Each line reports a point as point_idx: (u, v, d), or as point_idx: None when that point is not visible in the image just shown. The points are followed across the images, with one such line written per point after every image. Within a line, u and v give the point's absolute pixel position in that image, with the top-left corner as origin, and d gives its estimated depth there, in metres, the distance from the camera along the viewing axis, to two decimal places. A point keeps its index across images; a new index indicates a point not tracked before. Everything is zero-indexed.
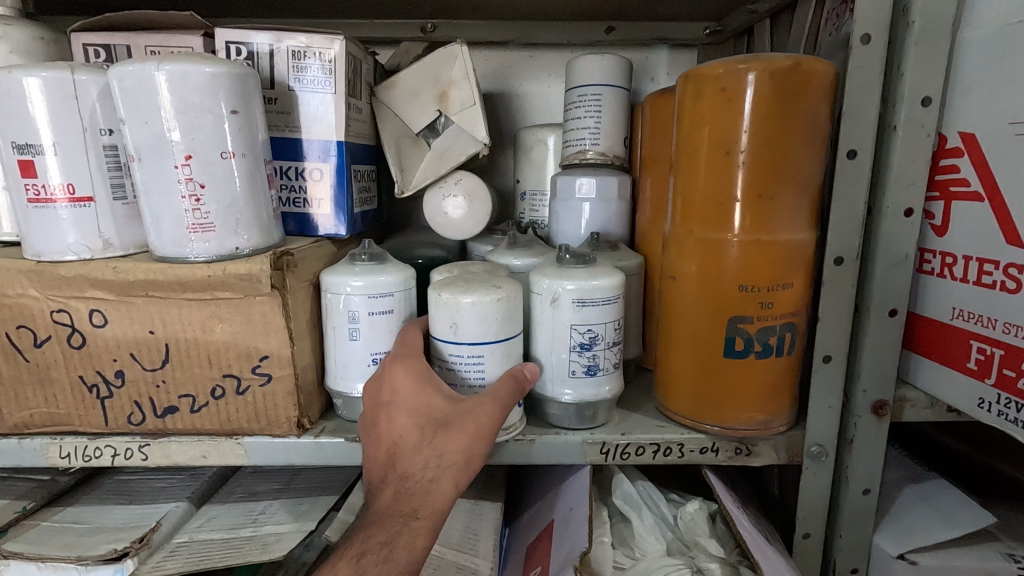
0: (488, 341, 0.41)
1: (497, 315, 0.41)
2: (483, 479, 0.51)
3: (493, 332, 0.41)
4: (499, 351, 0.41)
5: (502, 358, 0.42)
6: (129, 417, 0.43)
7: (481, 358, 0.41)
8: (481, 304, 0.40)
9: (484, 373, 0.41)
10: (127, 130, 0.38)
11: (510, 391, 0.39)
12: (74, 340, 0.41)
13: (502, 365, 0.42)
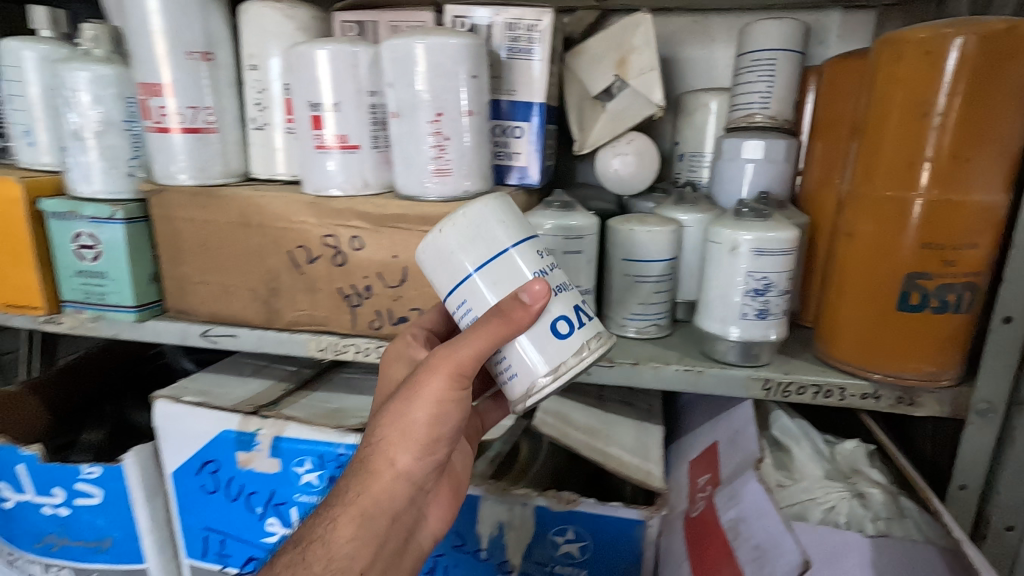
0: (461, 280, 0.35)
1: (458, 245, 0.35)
2: (643, 407, 0.58)
3: (459, 267, 0.35)
4: (479, 283, 0.35)
5: (483, 291, 0.35)
6: (371, 322, 0.54)
7: (466, 302, 0.36)
8: (435, 244, 0.36)
9: (471, 316, 0.36)
10: (391, 92, 0.48)
11: (482, 333, 0.34)
12: (338, 259, 0.53)
13: (492, 301, 0.35)
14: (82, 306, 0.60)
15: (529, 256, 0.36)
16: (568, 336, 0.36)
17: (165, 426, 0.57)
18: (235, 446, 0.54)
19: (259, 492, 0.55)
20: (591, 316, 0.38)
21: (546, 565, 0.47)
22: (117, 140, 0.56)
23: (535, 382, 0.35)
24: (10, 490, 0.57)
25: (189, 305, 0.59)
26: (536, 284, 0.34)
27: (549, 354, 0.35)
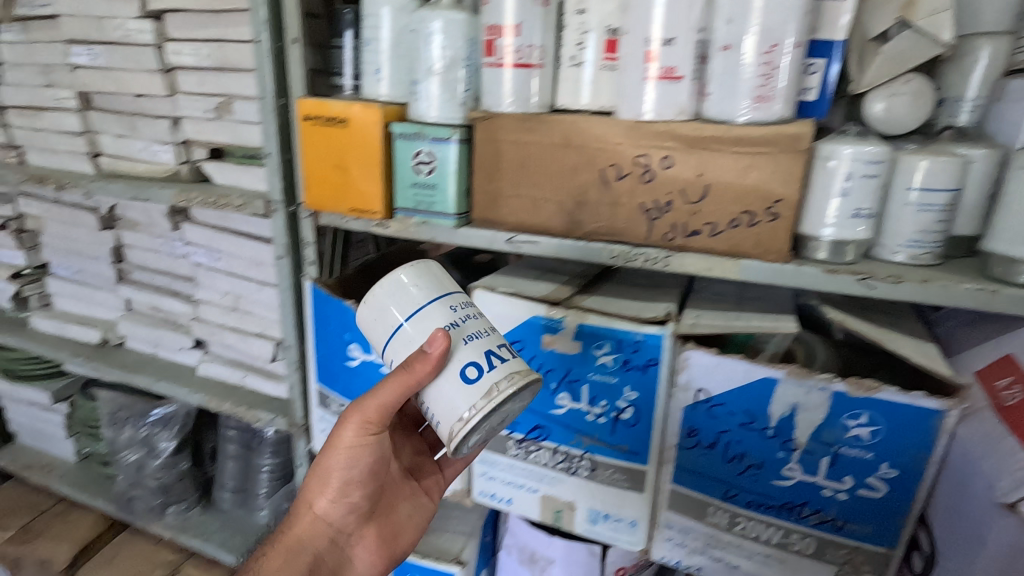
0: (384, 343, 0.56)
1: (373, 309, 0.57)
2: (911, 328, 0.62)
3: (381, 317, 0.56)
4: (407, 335, 0.54)
5: (404, 342, 0.54)
6: (665, 235, 0.63)
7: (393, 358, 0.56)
8: (366, 312, 0.57)
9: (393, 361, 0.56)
10: (723, 27, 0.55)
11: (391, 387, 0.54)
12: (645, 177, 0.61)
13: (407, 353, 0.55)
14: (410, 212, 0.74)
15: (446, 308, 0.54)
16: (478, 379, 0.52)
17: (479, 311, 0.70)
18: (542, 330, 0.66)
19: (556, 369, 0.67)
20: (505, 358, 0.53)
21: (832, 445, 0.55)
22: (458, 74, 0.68)
23: (455, 414, 0.52)
24: (358, 352, 0.73)
25: (498, 216, 0.71)
26: (434, 334, 0.52)
27: (462, 400, 0.52)
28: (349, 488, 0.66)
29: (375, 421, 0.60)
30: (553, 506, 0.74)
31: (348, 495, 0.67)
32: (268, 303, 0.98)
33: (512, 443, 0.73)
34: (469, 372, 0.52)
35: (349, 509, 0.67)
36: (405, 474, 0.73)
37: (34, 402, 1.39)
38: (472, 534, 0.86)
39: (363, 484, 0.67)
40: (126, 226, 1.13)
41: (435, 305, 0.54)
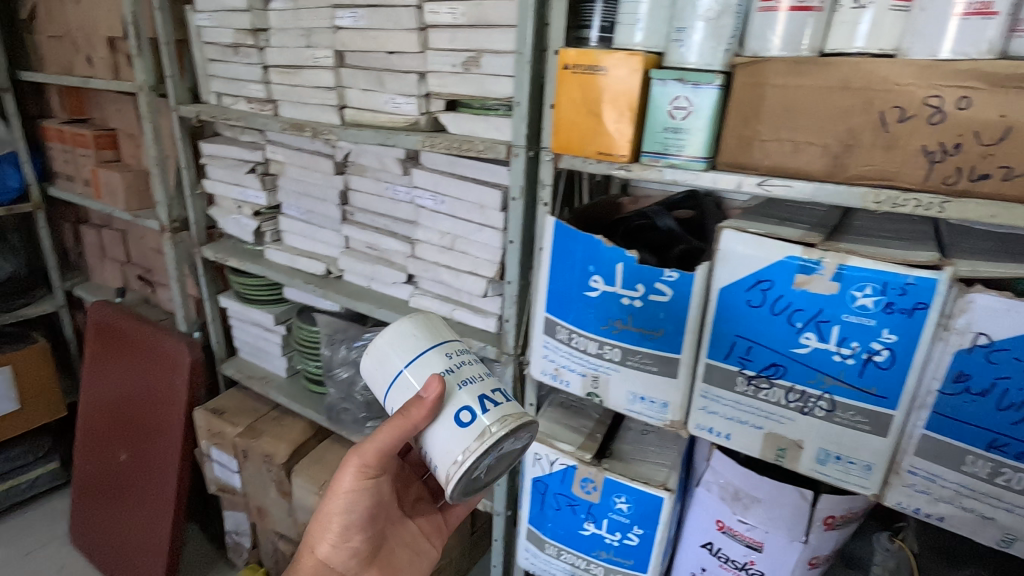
0: (384, 388, 0.73)
1: (379, 362, 0.73)
2: None
3: (385, 372, 0.72)
4: (405, 387, 0.71)
5: (403, 391, 0.71)
6: (946, 178, 0.62)
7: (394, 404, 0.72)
8: (369, 366, 0.74)
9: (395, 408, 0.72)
10: None
11: (393, 430, 0.69)
12: (933, 118, 0.61)
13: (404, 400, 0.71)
14: (657, 156, 0.79)
15: (441, 358, 0.71)
16: (470, 422, 0.68)
17: (725, 250, 0.73)
18: (796, 270, 0.68)
19: (805, 310, 0.69)
20: (491, 403, 0.70)
21: None
22: (728, 20, 0.70)
23: (452, 457, 0.68)
24: (601, 283, 0.81)
25: (749, 161, 0.74)
26: (431, 384, 0.68)
27: (460, 442, 0.67)
28: (351, 530, 0.80)
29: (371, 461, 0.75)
30: (776, 445, 0.76)
31: (348, 540, 0.81)
32: (485, 243, 1.09)
33: (741, 379, 0.76)
34: (462, 417, 0.68)
35: (352, 552, 0.82)
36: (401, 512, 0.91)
37: (258, 323, 1.64)
38: (673, 467, 0.91)
39: (361, 529, 0.81)
40: (355, 172, 1.29)
41: (433, 355, 0.71)
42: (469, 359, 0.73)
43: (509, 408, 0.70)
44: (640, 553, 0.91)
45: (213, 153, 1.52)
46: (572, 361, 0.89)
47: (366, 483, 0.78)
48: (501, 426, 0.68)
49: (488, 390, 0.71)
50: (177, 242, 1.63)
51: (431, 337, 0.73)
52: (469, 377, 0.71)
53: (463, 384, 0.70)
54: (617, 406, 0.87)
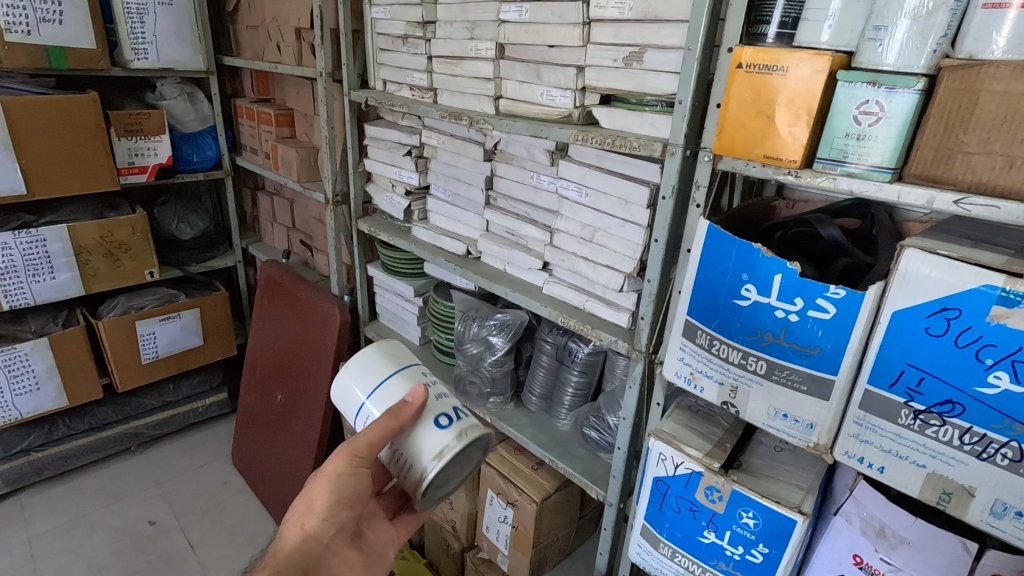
0: (363, 398, 0.85)
1: (360, 375, 0.87)
2: None
3: (363, 384, 0.85)
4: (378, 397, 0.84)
5: (383, 397, 0.84)
6: None
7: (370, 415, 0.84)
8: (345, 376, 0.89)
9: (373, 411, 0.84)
10: None
11: (384, 423, 0.77)
12: None
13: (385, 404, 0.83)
14: (834, 163, 0.74)
15: (411, 373, 0.86)
16: (445, 425, 0.80)
17: (906, 271, 0.67)
18: (994, 301, 0.61)
19: (998, 346, 0.62)
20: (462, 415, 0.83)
21: None
22: (940, 17, 0.63)
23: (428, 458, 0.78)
24: (753, 292, 0.78)
25: (947, 175, 0.67)
26: (418, 391, 0.80)
27: (442, 439, 0.78)
28: (338, 507, 0.77)
29: (362, 454, 0.77)
30: (941, 488, 0.70)
31: (336, 516, 0.77)
32: (627, 239, 1.10)
33: (906, 413, 0.70)
34: (441, 420, 0.80)
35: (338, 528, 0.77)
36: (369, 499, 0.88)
37: (399, 293, 1.79)
38: (809, 491, 0.86)
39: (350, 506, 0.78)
40: (503, 160, 1.35)
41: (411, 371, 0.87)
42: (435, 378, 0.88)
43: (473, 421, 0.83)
44: (763, 572, 0.88)
45: (375, 135, 1.67)
46: (709, 368, 0.87)
47: (358, 470, 0.77)
48: (471, 431, 0.80)
49: (455, 405, 0.84)
50: (338, 214, 1.83)
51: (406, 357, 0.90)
52: (443, 394, 0.84)
53: (439, 398, 0.83)
54: (754, 420, 0.85)
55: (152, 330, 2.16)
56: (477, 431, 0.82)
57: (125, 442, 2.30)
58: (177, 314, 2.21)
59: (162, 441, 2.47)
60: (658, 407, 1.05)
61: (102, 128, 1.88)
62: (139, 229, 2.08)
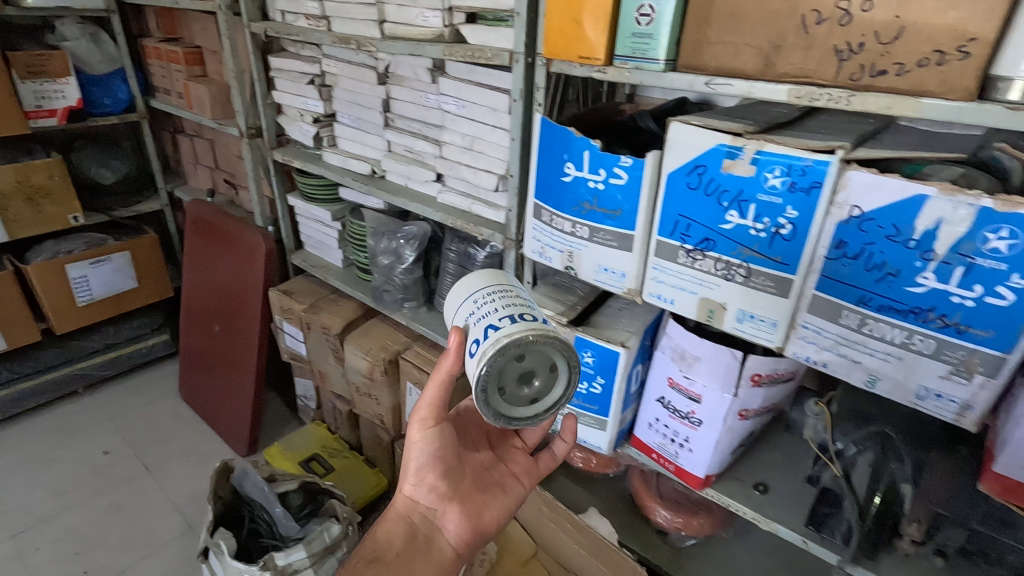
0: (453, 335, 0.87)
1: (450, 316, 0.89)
2: None
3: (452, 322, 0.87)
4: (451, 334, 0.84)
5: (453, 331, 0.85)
6: (852, 75, 0.73)
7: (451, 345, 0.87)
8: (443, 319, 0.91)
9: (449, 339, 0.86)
10: None
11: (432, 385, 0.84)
12: (843, 21, 0.71)
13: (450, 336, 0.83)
14: (627, 59, 0.92)
15: (473, 305, 0.81)
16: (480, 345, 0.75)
17: (672, 140, 0.87)
18: (724, 156, 0.81)
19: (730, 191, 0.82)
20: (509, 325, 0.74)
21: (968, 257, 0.65)
22: None
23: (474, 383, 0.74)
24: (572, 169, 0.97)
25: (701, 62, 0.86)
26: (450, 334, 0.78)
27: (476, 362, 0.74)
28: (425, 470, 0.88)
29: (428, 416, 0.86)
30: (707, 308, 0.91)
31: (424, 476, 0.88)
32: (497, 144, 1.27)
33: (682, 253, 0.91)
34: (475, 349, 0.75)
35: (427, 487, 0.88)
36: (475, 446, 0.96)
37: (319, 219, 1.91)
38: (634, 331, 1.09)
39: (432, 468, 0.88)
40: (395, 82, 1.48)
41: (464, 302, 0.82)
42: (494, 290, 0.80)
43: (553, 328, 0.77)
44: (602, 399, 1.12)
45: (280, 67, 1.75)
46: (554, 239, 1.07)
47: (428, 431, 0.87)
48: (499, 342, 0.72)
49: (501, 319, 0.75)
50: (254, 147, 1.91)
51: (481, 281, 0.83)
52: (480, 314, 0.77)
53: (474, 323, 0.77)
54: (588, 277, 1.05)
55: (84, 273, 2.23)
56: (524, 351, 0.74)
57: (74, 384, 2.40)
58: (108, 257, 2.27)
59: (111, 383, 2.57)
60: (529, 283, 1.26)
61: (4, 70, 1.88)
62: (55, 173, 2.10)
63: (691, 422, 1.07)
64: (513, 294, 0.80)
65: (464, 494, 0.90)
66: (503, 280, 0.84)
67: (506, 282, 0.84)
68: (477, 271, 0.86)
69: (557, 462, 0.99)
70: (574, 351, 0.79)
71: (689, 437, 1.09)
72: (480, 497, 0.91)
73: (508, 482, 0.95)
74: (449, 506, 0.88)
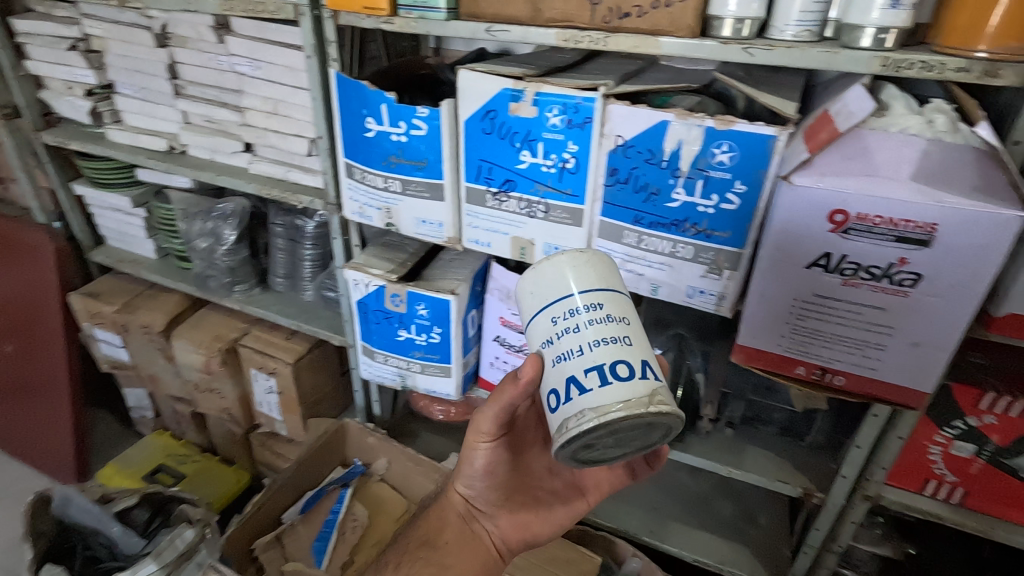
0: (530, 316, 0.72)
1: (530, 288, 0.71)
2: (785, 91, 0.80)
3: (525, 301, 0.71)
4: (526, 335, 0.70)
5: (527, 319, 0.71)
6: (604, 18, 0.81)
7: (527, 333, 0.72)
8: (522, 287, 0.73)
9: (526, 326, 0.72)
10: None
11: (489, 402, 0.73)
12: None
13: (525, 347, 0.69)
14: (410, 9, 0.92)
15: (547, 321, 0.65)
16: (556, 403, 0.63)
17: (463, 87, 0.89)
18: (509, 99, 0.86)
19: (519, 132, 0.88)
20: (592, 396, 0.60)
21: (704, 171, 0.77)
22: None
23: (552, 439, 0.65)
24: (373, 123, 0.96)
25: (478, 10, 0.89)
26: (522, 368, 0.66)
27: (555, 421, 0.63)
28: (479, 476, 0.81)
29: (486, 431, 0.77)
30: (519, 245, 0.98)
31: (475, 482, 0.82)
32: (302, 106, 1.21)
33: (489, 196, 0.96)
34: (553, 403, 0.63)
35: (478, 490, 0.83)
36: (535, 451, 0.86)
37: (117, 208, 1.69)
38: (463, 278, 1.13)
39: (481, 476, 0.81)
40: (178, 44, 1.33)
41: (539, 317, 0.66)
42: (581, 312, 0.63)
43: (653, 386, 0.61)
44: (442, 347, 1.16)
45: (28, 31, 1.48)
46: (370, 198, 1.06)
47: (487, 443, 0.78)
48: (578, 422, 0.60)
49: (585, 374, 0.61)
50: (13, 130, 1.61)
51: (570, 284, 0.65)
52: (560, 354, 0.63)
53: (554, 365, 0.64)
54: (409, 231, 1.07)
55: None
56: (612, 428, 0.61)
57: None
58: None
59: None
60: (358, 247, 1.24)
61: None
62: None
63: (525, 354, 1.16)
64: (607, 320, 0.63)
65: (517, 504, 0.84)
66: (601, 288, 0.65)
67: (604, 290, 0.65)
68: (565, 261, 0.66)
69: (631, 480, 0.86)
70: (682, 418, 0.62)
71: None
72: (535, 506, 0.84)
73: (572, 492, 0.86)
74: (500, 514, 0.83)
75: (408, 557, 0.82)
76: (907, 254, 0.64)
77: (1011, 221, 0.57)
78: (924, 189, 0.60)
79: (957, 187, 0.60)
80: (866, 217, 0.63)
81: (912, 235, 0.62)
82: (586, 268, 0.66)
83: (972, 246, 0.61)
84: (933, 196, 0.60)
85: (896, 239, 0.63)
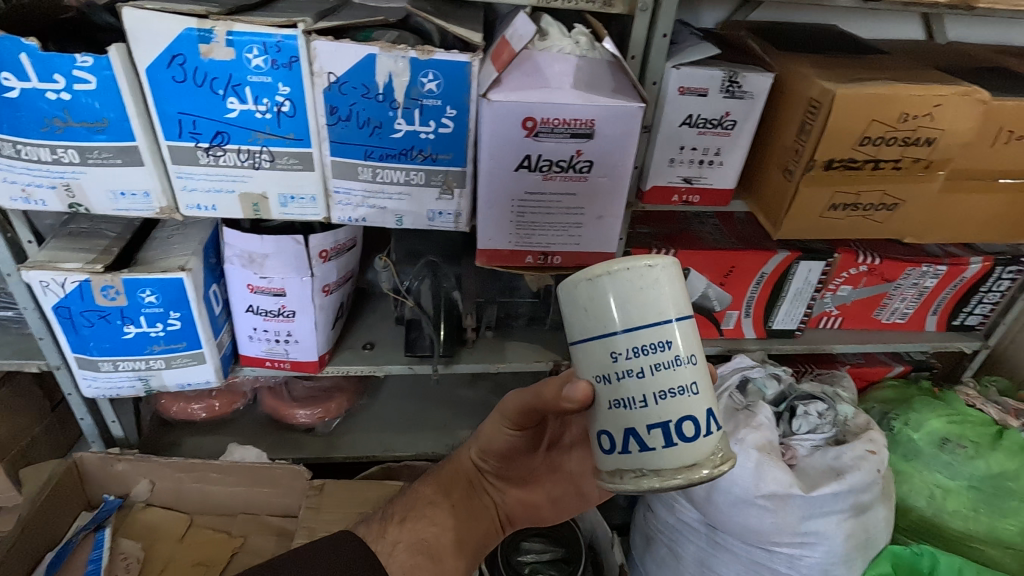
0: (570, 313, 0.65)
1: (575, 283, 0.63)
2: (470, 23, 0.90)
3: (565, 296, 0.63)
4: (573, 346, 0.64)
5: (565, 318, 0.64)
6: None
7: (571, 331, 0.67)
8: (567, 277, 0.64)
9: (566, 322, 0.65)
10: None
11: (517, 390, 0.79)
12: None
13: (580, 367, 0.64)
14: None
15: (607, 355, 0.60)
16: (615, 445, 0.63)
17: (133, 29, 0.77)
18: (197, 41, 0.78)
19: (219, 77, 0.81)
20: (664, 458, 0.61)
21: (418, 100, 0.84)
22: None
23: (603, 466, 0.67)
24: (14, 80, 0.78)
25: None
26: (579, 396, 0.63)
27: (611, 460, 0.64)
28: (494, 452, 0.89)
29: (509, 414, 0.83)
30: (250, 202, 0.92)
31: (489, 457, 0.89)
32: None
33: (201, 153, 0.87)
34: (610, 443, 0.63)
35: (489, 464, 0.90)
36: (542, 449, 0.92)
37: None
38: (191, 251, 1.02)
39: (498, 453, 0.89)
40: None
41: (595, 344, 0.61)
42: (649, 356, 0.60)
43: (712, 446, 0.62)
44: (186, 333, 1.04)
45: None
46: (34, 175, 0.86)
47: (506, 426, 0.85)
48: (635, 479, 0.62)
49: (647, 431, 0.61)
50: None
51: (633, 319, 0.59)
52: (619, 398, 0.61)
53: (611, 407, 0.62)
54: (104, 209, 0.91)
55: None
56: None
57: None
58: None
59: None
60: (32, 243, 1.00)
61: None
62: None
63: (286, 316, 1.11)
64: (669, 371, 0.60)
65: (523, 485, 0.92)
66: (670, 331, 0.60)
67: (674, 326, 0.60)
68: (633, 280, 0.58)
69: None
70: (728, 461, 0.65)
71: (291, 330, 1.13)
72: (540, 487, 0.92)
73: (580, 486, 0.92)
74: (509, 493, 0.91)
75: (410, 510, 0.86)
76: (581, 146, 0.82)
77: (636, 110, 0.79)
78: (581, 94, 0.78)
79: (604, 90, 0.79)
80: (548, 120, 0.79)
81: (580, 130, 0.80)
82: (657, 293, 0.59)
83: (618, 132, 0.81)
84: (586, 98, 0.78)
85: (571, 135, 0.81)
